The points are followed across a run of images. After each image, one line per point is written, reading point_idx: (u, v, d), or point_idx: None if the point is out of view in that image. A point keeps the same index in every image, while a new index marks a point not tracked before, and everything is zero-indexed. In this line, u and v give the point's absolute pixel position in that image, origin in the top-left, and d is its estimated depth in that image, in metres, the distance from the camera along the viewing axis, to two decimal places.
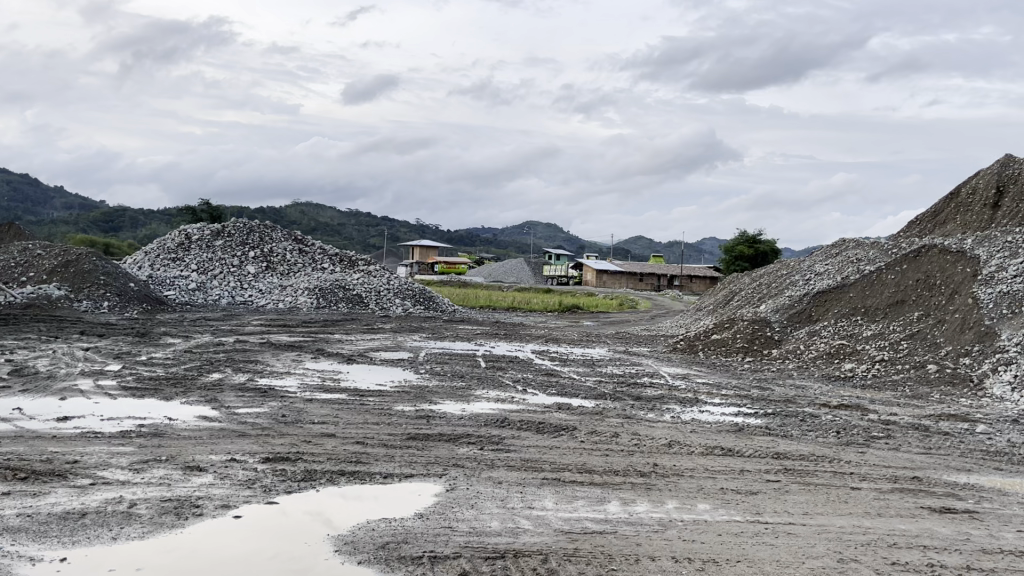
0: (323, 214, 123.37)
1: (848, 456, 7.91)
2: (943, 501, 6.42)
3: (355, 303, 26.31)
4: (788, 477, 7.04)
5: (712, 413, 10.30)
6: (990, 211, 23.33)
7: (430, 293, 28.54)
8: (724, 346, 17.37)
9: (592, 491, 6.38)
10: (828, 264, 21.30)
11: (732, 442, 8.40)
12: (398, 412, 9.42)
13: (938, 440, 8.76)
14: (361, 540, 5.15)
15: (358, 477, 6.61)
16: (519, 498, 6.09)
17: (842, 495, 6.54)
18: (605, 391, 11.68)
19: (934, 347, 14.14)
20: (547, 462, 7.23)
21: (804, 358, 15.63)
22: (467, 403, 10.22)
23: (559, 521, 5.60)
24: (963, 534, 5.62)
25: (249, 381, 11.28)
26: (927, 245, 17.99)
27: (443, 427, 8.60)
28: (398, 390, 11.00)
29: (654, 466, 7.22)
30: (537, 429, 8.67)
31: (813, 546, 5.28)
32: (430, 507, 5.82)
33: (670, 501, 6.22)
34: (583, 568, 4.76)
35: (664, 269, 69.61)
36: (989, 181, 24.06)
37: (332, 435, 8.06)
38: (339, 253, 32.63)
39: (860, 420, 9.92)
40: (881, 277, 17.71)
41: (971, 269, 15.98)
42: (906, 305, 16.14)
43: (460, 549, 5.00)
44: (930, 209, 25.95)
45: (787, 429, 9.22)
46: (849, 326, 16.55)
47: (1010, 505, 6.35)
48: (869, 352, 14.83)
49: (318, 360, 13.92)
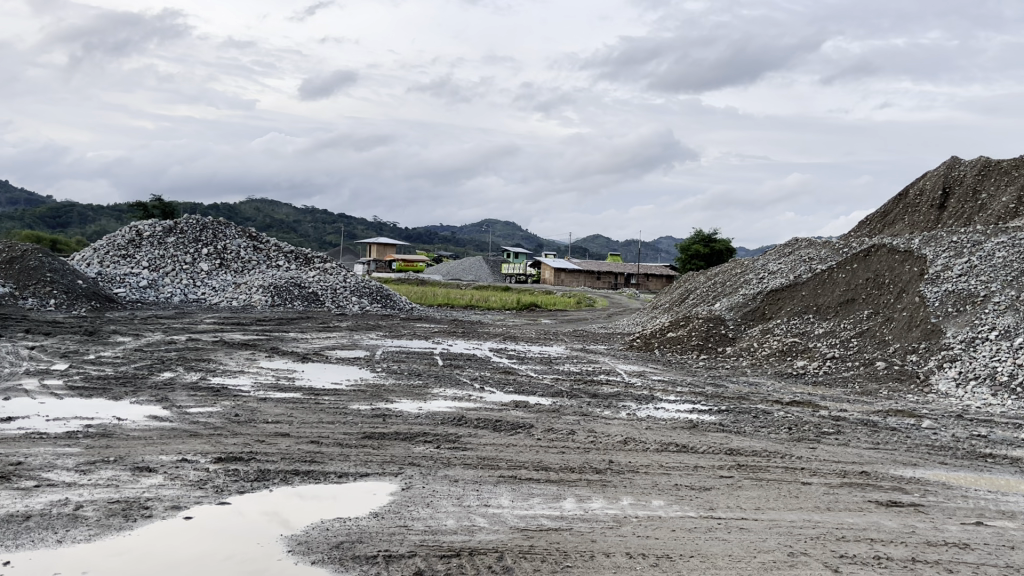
0: (279, 211, 121.98)
1: (799, 451, 8.05)
2: (889, 495, 6.58)
3: (310, 301, 26.04)
4: (741, 473, 7.15)
5: (667, 409, 10.43)
6: (937, 212, 23.93)
7: (388, 291, 28.39)
8: (680, 343, 17.54)
9: (548, 488, 6.41)
10: (781, 263, 21.67)
11: (686, 438, 8.49)
12: (354, 411, 9.35)
13: (886, 435, 8.98)
14: (315, 540, 5.10)
15: (312, 476, 6.55)
16: (475, 496, 6.09)
17: (793, 490, 6.67)
18: (562, 388, 11.74)
19: (883, 344, 14.46)
20: (503, 460, 7.24)
21: (758, 355, 15.88)
22: (424, 401, 10.20)
23: (515, 518, 5.62)
24: (908, 527, 5.76)
25: (201, 380, 11.09)
26: (877, 244, 18.41)
27: (400, 425, 8.56)
28: (354, 389, 10.92)
29: (610, 463, 7.28)
30: (494, 426, 8.68)
31: (764, 540, 5.37)
32: (386, 507, 5.78)
33: (625, 497, 6.28)
34: (539, 566, 4.77)
35: (622, 268, 70.17)
36: (936, 183, 24.67)
37: (287, 434, 7.98)
38: (294, 250, 32.25)
39: (811, 416, 10.11)
40: (832, 275, 18.09)
41: (918, 269, 16.37)
42: (856, 303, 16.49)
43: (417, 547, 4.98)
44: (879, 210, 26.53)
45: (740, 425, 9.36)
46: (801, 323, 16.83)
47: (953, 498, 6.53)
48: (821, 349, 15.10)
49: (273, 358, 13.74)
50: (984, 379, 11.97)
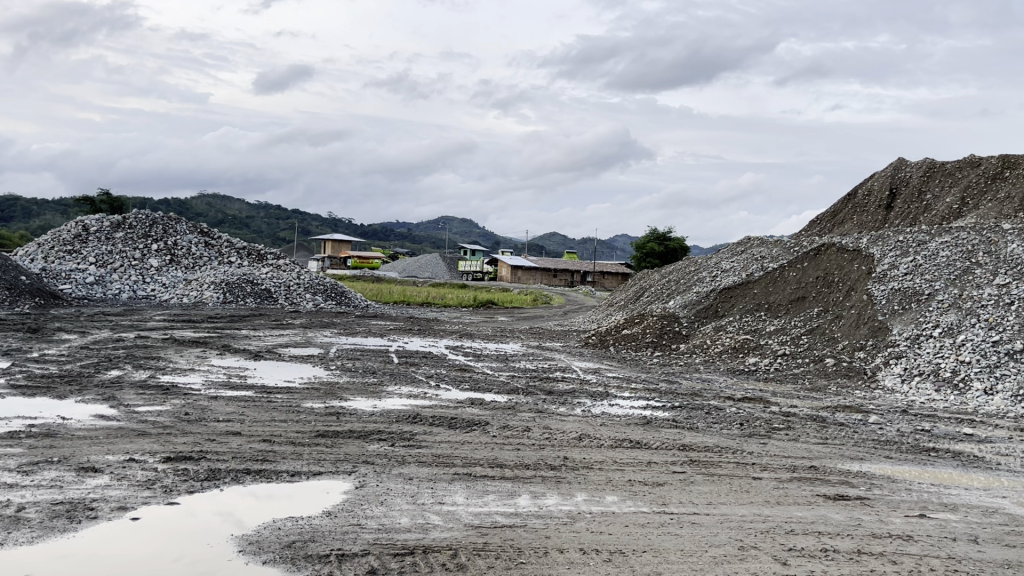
0: (232, 207, 120.23)
1: (750, 447, 8.18)
2: (836, 489, 6.73)
3: (263, 298, 25.71)
4: (693, 468, 7.25)
5: (622, 406, 10.52)
6: (884, 212, 24.51)
7: (342, 288, 28.15)
8: (634, 341, 17.70)
9: (503, 485, 6.42)
10: (733, 262, 21.99)
11: (640, 435, 8.57)
12: (307, 409, 9.27)
13: (834, 430, 9.17)
14: (266, 540, 5.04)
15: (264, 476, 6.46)
16: (429, 494, 6.08)
17: (744, 484, 6.78)
18: (517, 386, 11.76)
19: (832, 341, 14.76)
20: (458, 458, 7.24)
21: (711, 352, 16.09)
22: (379, 399, 10.14)
23: (469, 515, 5.62)
24: (854, 519, 5.90)
25: (150, 378, 10.90)
26: (828, 243, 18.77)
27: (354, 423, 8.50)
28: (307, 387, 10.82)
29: (564, 460, 7.32)
30: (449, 424, 8.68)
31: (715, 534, 5.46)
32: (339, 505, 5.73)
33: (580, 493, 6.32)
34: (492, 562, 4.78)
35: (578, 266, 70.58)
36: (884, 183, 25.26)
37: (238, 432, 7.88)
38: (246, 246, 31.77)
39: (762, 412, 10.29)
40: (784, 273, 18.42)
41: (867, 267, 16.77)
42: (806, 301, 16.81)
43: (370, 546, 4.95)
44: (829, 210, 27.05)
45: (693, 421, 9.48)
46: (753, 320, 17.09)
47: (898, 491, 6.70)
48: (772, 346, 15.36)
49: (224, 356, 13.55)
50: (928, 374, 12.30)
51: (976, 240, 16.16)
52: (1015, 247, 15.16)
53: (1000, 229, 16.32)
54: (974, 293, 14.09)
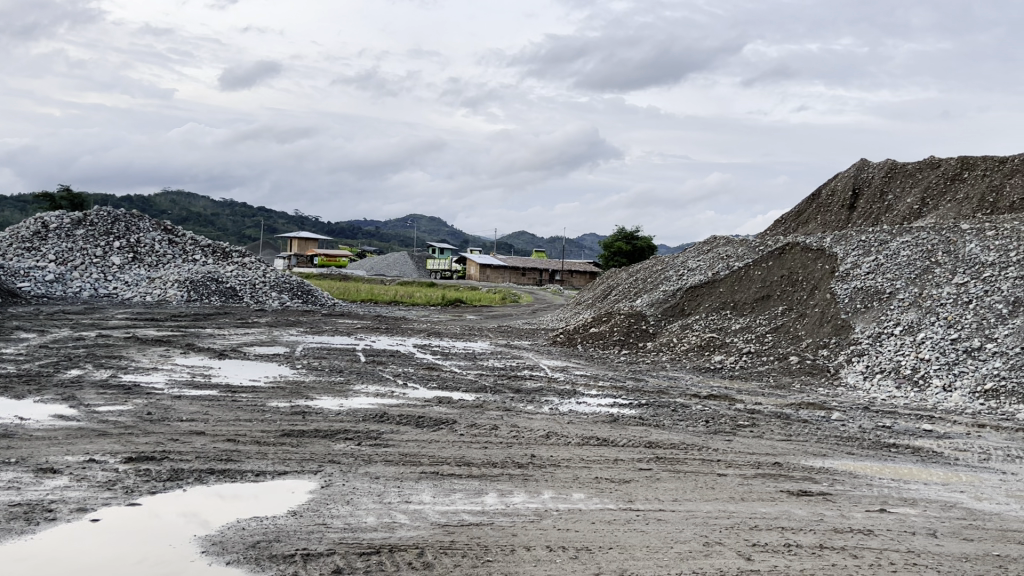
0: (197, 204, 118.74)
1: (715, 443, 8.27)
2: (800, 485, 6.81)
3: (228, 296, 25.44)
4: (660, 465, 7.31)
5: (589, 404, 10.56)
6: (847, 212, 24.88)
7: (308, 286, 27.92)
8: (602, 339, 17.79)
9: (469, 483, 6.42)
10: (700, 260, 22.19)
11: (606, 432, 8.62)
12: (273, 408, 9.20)
13: (797, 427, 9.29)
14: (230, 540, 4.99)
15: (228, 475, 6.39)
16: (396, 493, 6.05)
17: (709, 481, 6.85)
18: (484, 384, 11.76)
19: (796, 339, 14.96)
20: (426, 456, 7.22)
21: (677, 350, 16.21)
22: (345, 398, 10.09)
23: (437, 514, 5.61)
24: (816, 514, 5.98)
25: (112, 378, 10.74)
26: (791, 243, 19.00)
27: (319, 422, 8.45)
28: (272, 386, 10.73)
29: (532, 458, 7.33)
30: (417, 422, 8.65)
31: (681, 531, 5.51)
32: (305, 505, 5.70)
33: (547, 491, 6.34)
34: (459, 560, 4.78)
35: (547, 265, 70.73)
36: (847, 184, 25.64)
37: (202, 432, 7.79)
38: (211, 244, 31.39)
39: (728, 409, 10.39)
40: (749, 273, 18.60)
41: (830, 266, 17.03)
42: (771, 299, 17.01)
43: (335, 546, 4.92)
44: (794, 210, 27.38)
45: (659, 418, 9.56)
46: (719, 318, 17.25)
47: (859, 486, 6.81)
48: (737, 344, 15.52)
49: (188, 355, 13.38)
50: (889, 372, 12.51)
51: (935, 240, 16.45)
52: (973, 247, 15.45)
53: (958, 229, 16.63)
54: (934, 292, 14.34)
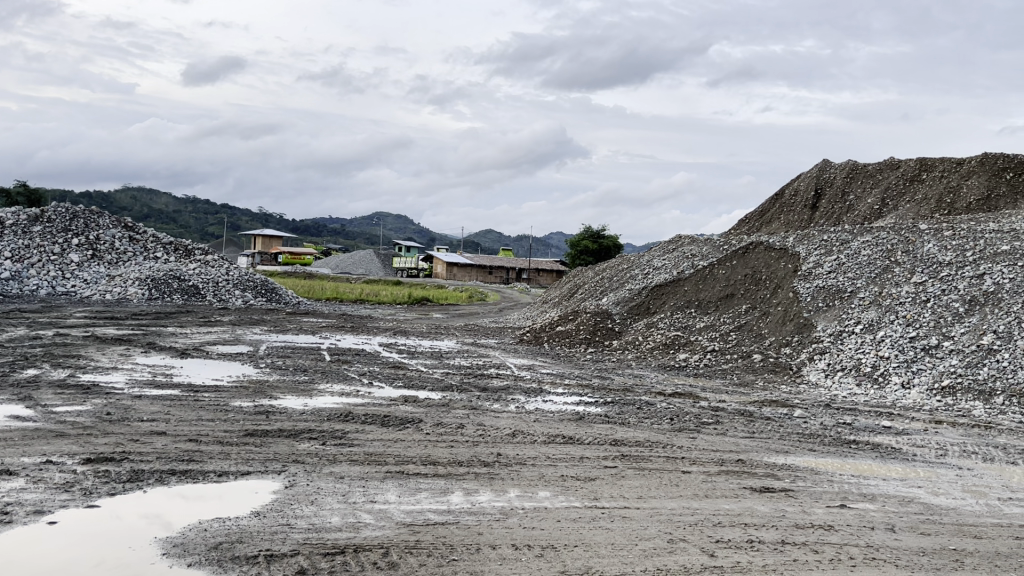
0: (159, 201, 116.99)
1: (680, 441, 8.34)
2: (763, 481, 6.89)
3: (190, 294, 25.10)
4: (625, 463, 7.35)
5: (555, 402, 10.60)
6: (809, 212, 25.23)
7: (273, 284, 27.65)
8: (568, 337, 17.84)
9: (435, 482, 6.41)
10: (665, 259, 22.36)
11: (572, 430, 8.65)
12: (236, 407, 9.09)
13: (761, 424, 9.41)
14: (192, 541, 4.93)
15: (190, 476, 6.31)
16: (361, 493, 6.02)
17: (673, 478, 6.91)
18: (451, 382, 11.74)
19: (759, 337, 15.13)
20: (391, 456, 7.18)
21: (642, 348, 16.32)
22: (310, 397, 10.01)
23: (401, 513, 5.58)
24: (779, 511, 6.06)
25: (70, 377, 10.54)
26: (755, 242, 19.20)
27: (283, 422, 8.37)
28: (236, 385, 10.62)
29: (498, 456, 7.34)
30: (382, 422, 8.60)
31: (646, 528, 5.54)
32: (268, 505, 5.65)
33: (513, 489, 6.35)
34: (424, 560, 4.76)
35: (513, 263, 70.78)
36: (809, 184, 26.00)
37: (163, 432, 7.68)
38: (172, 241, 30.93)
39: (692, 407, 10.49)
40: (713, 271, 18.78)
41: (792, 266, 17.26)
42: (735, 298, 17.19)
43: (300, 546, 4.88)
44: (758, 209, 27.71)
45: (625, 416, 9.62)
46: (684, 317, 17.38)
47: (820, 483, 6.92)
48: (701, 342, 15.67)
49: (149, 354, 13.18)
50: (850, 369, 12.71)
51: (894, 240, 16.73)
52: (931, 247, 15.74)
53: (917, 230, 16.92)
54: (893, 291, 14.60)
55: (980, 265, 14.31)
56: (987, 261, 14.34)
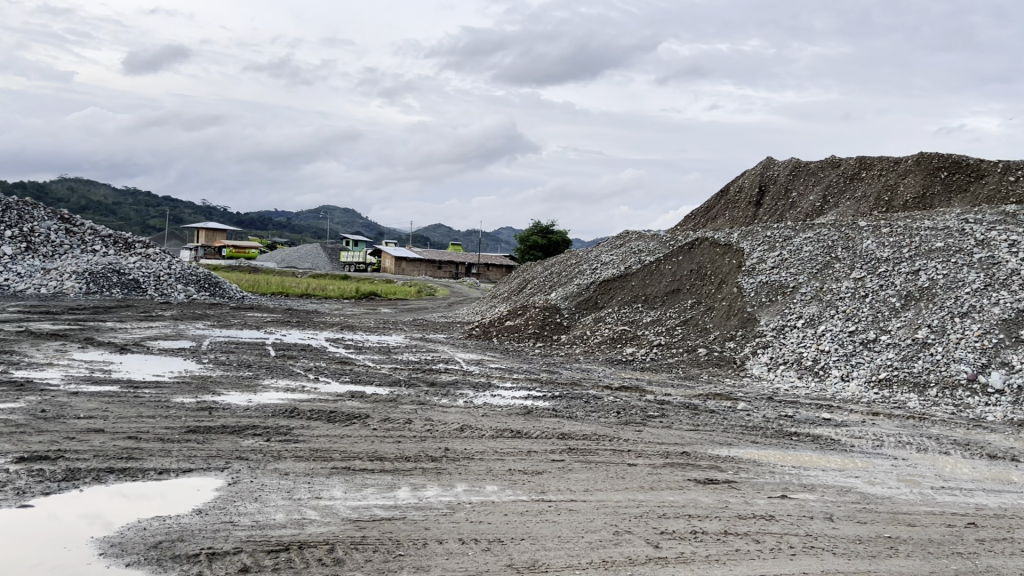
0: (98, 193, 113.94)
1: (626, 434, 8.43)
2: (707, 473, 7.01)
3: (130, 289, 24.53)
4: (572, 456, 7.40)
5: (503, 397, 10.62)
6: (753, 209, 25.70)
7: (216, 278, 27.16)
8: (516, 332, 17.89)
9: (382, 478, 6.37)
10: (613, 254, 22.56)
11: (520, 424, 8.67)
12: (177, 404, 8.92)
13: (705, 417, 9.56)
14: (130, 541, 4.82)
15: (129, 475, 6.16)
16: (306, 489, 5.96)
17: (619, 471, 6.98)
18: (399, 377, 11.68)
19: (704, 332, 15.37)
20: (337, 452, 7.11)
21: (590, 342, 16.44)
22: (255, 393, 9.86)
23: (347, 509, 5.54)
24: (722, 502, 6.17)
25: (2, 374, 10.22)
26: (700, 238, 19.50)
27: (226, 418, 8.22)
28: (177, 381, 10.41)
29: (446, 451, 7.32)
30: (328, 417, 8.52)
31: (592, 520, 5.59)
32: (211, 502, 5.56)
33: (460, 484, 6.34)
34: (370, 556, 4.73)
35: (463, 258, 70.68)
36: (753, 181, 26.49)
37: (100, 430, 7.48)
38: (111, 233, 30.14)
39: (639, 401, 10.61)
40: (660, 267, 19.00)
41: (736, 261, 17.55)
42: (681, 293, 17.42)
43: (243, 543, 4.81)
44: (703, 206, 28.12)
45: (572, 410, 9.68)
46: (631, 311, 17.55)
47: (762, 474, 7.06)
48: (648, 337, 15.84)
49: (86, 350, 12.83)
50: (791, 363, 13.00)
51: (835, 236, 17.11)
52: (869, 244, 16.14)
53: (856, 227, 17.33)
54: (833, 286, 14.94)
55: (915, 262, 14.73)
56: (922, 257, 14.77)
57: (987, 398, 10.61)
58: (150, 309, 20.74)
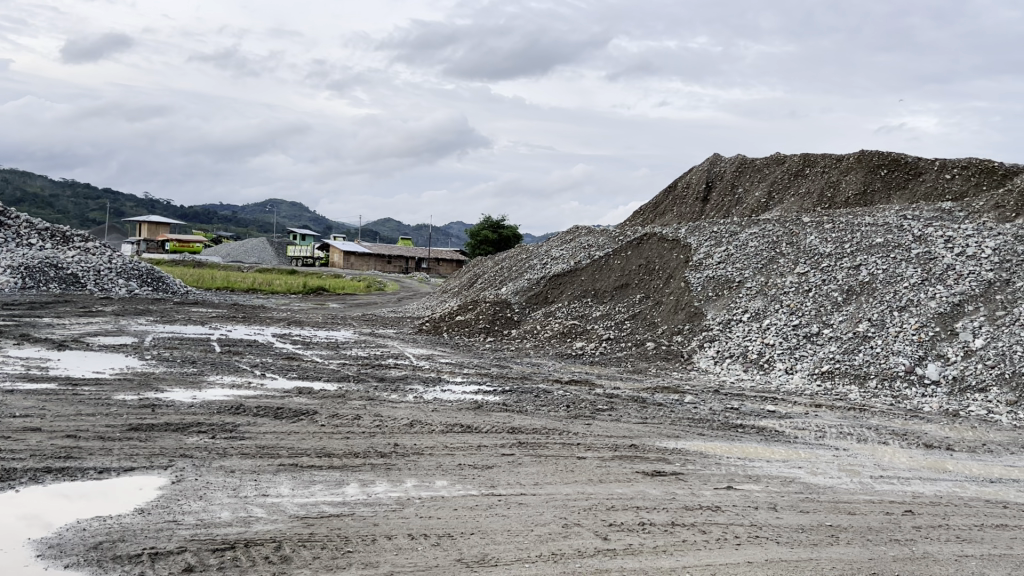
0: (34, 185, 110.57)
1: (575, 428, 8.50)
2: (654, 465, 7.10)
3: (69, 283, 23.88)
4: (522, 450, 7.42)
5: (453, 391, 10.60)
6: (700, 205, 26.08)
7: (159, 273, 26.60)
8: (467, 327, 17.87)
9: (330, 474, 6.31)
10: (563, 249, 22.67)
11: (470, 419, 8.67)
12: (118, 401, 8.71)
13: (653, 410, 9.67)
14: (69, 542, 4.70)
15: (67, 474, 6.00)
16: (252, 486, 5.87)
17: (569, 464, 7.04)
18: (347, 373, 11.59)
19: (653, 326, 15.54)
20: (283, 449, 7.02)
21: (540, 337, 16.50)
22: (198, 390, 9.69)
23: (295, 506, 5.48)
24: (669, 494, 6.25)
25: None
26: (648, 233, 19.69)
27: (170, 416, 8.06)
28: (119, 378, 10.17)
29: (395, 447, 7.29)
30: (276, 414, 8.42)
31: (542, 514, 5.62)
32: (154, 501, 5.45)
33: (409, 479, 6.31)
34: (319, 553, 4.69)
35: (412, 253, 70.32)
36: (700, 177, 26.89)
37: (37, 429, 7.27)
38: (48, 226, 29.28)
39: (588, 394, 10.70)
40: (609, 262, 19.14)
41: (684, 256, 17.80)
42: (629, 288, 17.58)
43: (187, 542, 4.73)
44: (652, 202, 28.43)
45: (522, 404, 9.71)
46: (581, 306, 17.65)
47: (709, 465, 7.18)
48: (597, 331, 15.97)
49: (22, 346, 12.47)
50: (737, 356, 13.23)
51: (779, 232, 17.44)
52: (813, 239, 16.48)
53: (800, 223, 17.66)
54: (778, 280, 15.24)
55: (856, 257, 15.10)
56: (863, 253, 15.15)
57: (923, 389, 10.93)
58: (90, 304, 20.23)
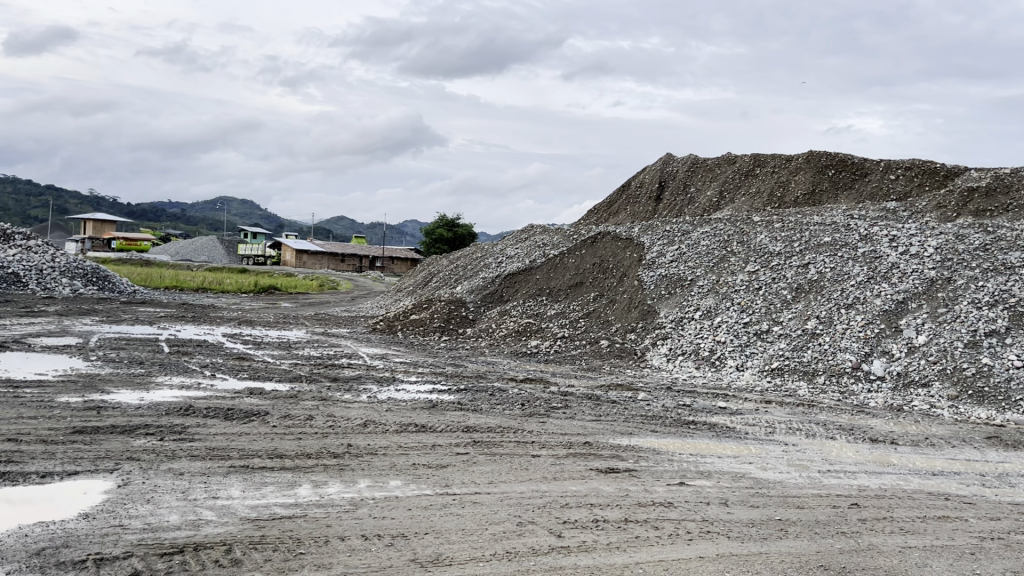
0: None
1: (530, 426, 8.52)
2: (607, 463, 7.15)
3: (10, 282, 23.23)
4: (476, 449, 7.42)
5: (408, 391, 10.55)
6: (653, 204, 26.33)
7: (105, 272, 26.00)
8: (421, 325, 17.78)
9: (282, 476, 6.23)
10: (518, 248, 22.69)
11: (424, 418, 8.63)
12: (62, 403, 8.49)
13: (607, 408, 9.74)
14: (10, 549, 4.57)
15: (8, 479, 5.83)
16: (201, 489, 5.77)
17: (523, 462, 7.05)
18: (300, 374, 11.45)
19: (606, 324, 15.65)
20: (234, 450, 6.91)
21: (495, 336, 16.50)
22: (146, 391, 9.50)
23: (246, 509, 5.40)
24: (622, 490, 6.31)
25: None
26: (602, 232, 19.81)
27: (116, 418, 7.88)
28: (63, 380, 9.92)
29: (349, 447, 7.23)
30: (226, 415, 8.28)
31: (496, 512, 5.62)
32: (98, 506, 5.32)
33: (362, 479, 6.27)
34: (269, 555, 4.63)
35: (367, 252, 69.83)
36: (653, 177, 27.14)
37: None
38: None
39: (543, 392, 10.74)
40: (564, 260, 19.22)
41: (637, 255, 17.95)
42: (584, 286, 17.67)
43: (133, 547, 4.63)
44: (606, 201, 28.62)
45: (477, 403, 9.70)
46: (535, 305, 17.69)
47: (661, 462, 7.25)
48: (552, 329, 16.03)
49: None
50: (689, 354, 13.39)
51: (730, 231, 17.69)
52: (763, 238, 16.74)
53: (750, 222, 17.93)
54: (729, 279, 15.47)
55: (805, 255, 15.38)
56: (811, 251, 15.44)
57: (869, 384, 11.21)
58: (32, 304, 19.63)
